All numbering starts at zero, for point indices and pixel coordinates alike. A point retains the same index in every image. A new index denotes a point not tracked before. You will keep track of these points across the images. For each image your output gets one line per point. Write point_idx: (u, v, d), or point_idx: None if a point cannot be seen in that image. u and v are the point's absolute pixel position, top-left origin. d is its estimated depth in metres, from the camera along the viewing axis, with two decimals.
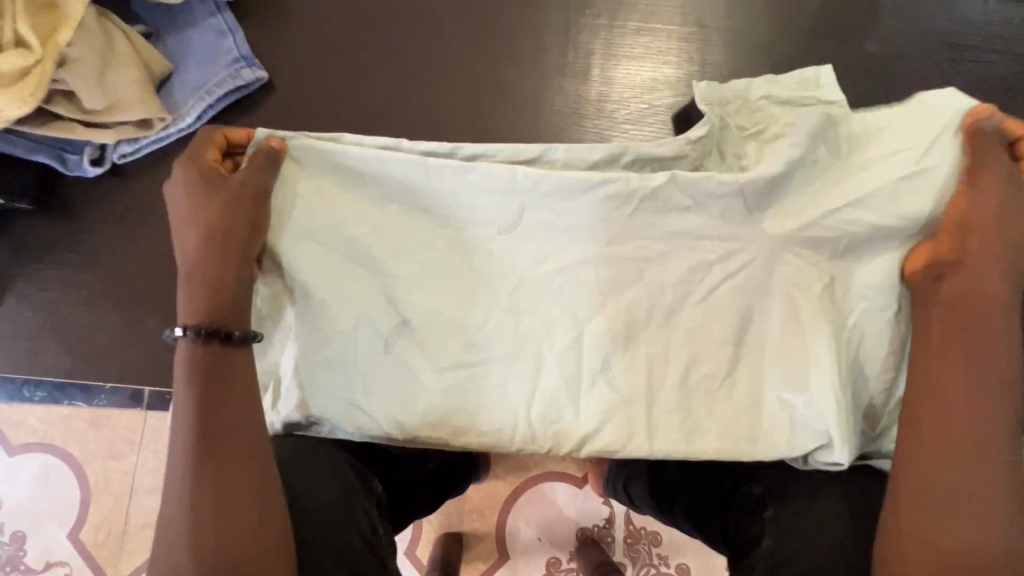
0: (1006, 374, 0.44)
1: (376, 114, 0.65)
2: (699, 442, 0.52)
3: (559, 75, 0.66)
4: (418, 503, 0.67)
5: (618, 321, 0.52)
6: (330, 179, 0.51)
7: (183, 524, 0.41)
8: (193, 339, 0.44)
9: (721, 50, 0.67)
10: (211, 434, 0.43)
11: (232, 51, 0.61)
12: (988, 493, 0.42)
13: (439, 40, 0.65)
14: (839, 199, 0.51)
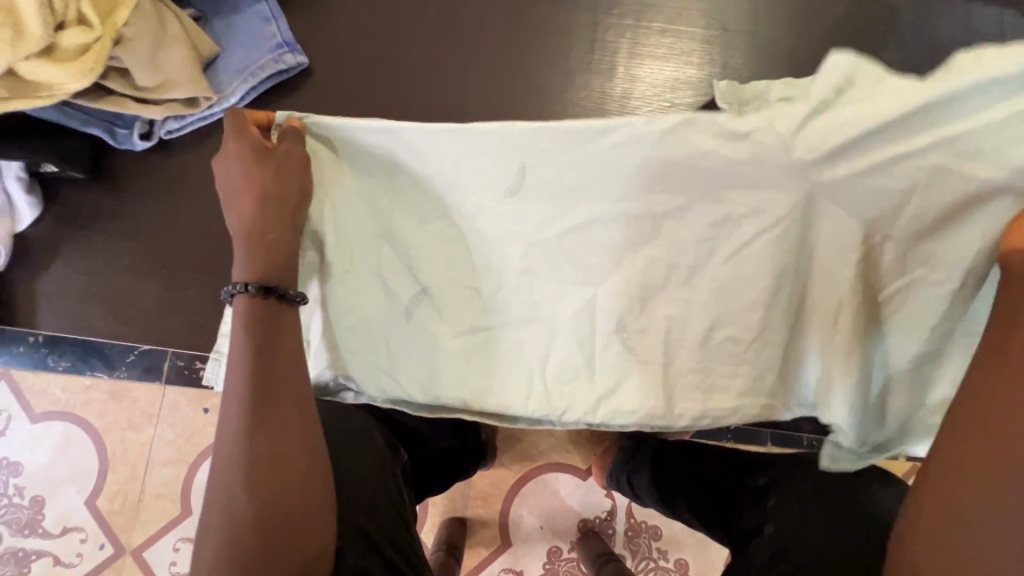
0: None
1: (409, 102, 0.68)
2: (717, 399, 0.55)
3: (585, 73, 0.69)
4: (434, 482, 0.72)
5: (634, 281, 0.54)
6: (348, 154, 0.54)
7: (241, 464, 0.44)
8: (248, 294, 0.47)
9: (742, 54, 0.70)
10: (262, 383, 0.46)
11: (275, 36, 0.65)
12: (1018, 518, 0.38)
13: (472, 33, 0.68)
14: (908, 146, 0.49)
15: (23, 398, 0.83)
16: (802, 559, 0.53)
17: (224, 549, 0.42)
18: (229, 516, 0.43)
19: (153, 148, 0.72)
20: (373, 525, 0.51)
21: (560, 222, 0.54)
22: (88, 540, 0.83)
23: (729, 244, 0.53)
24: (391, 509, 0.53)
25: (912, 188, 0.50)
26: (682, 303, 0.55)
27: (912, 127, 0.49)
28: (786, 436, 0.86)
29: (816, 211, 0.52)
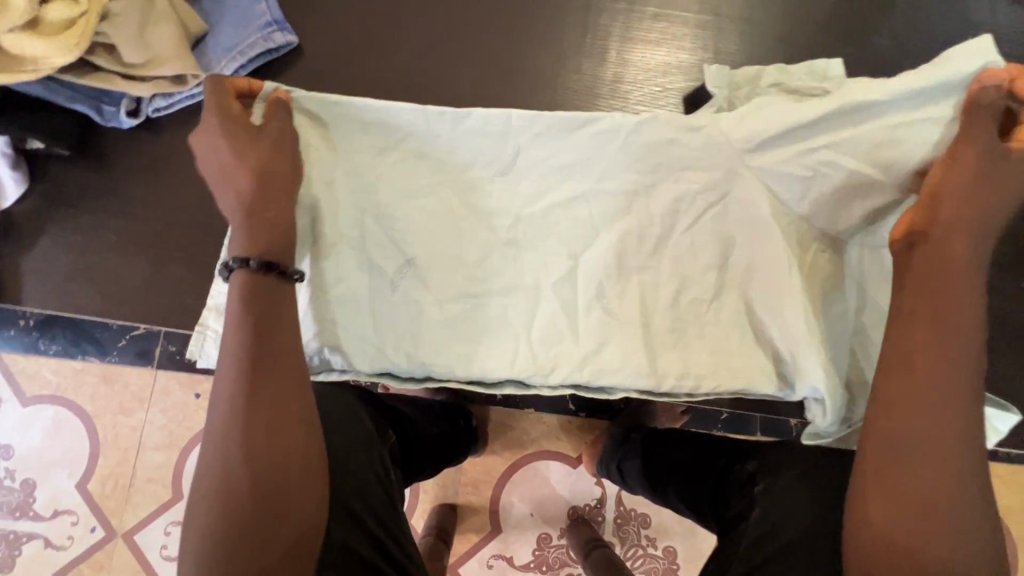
0: (966, 329, 0.45)
1: (399, 83, 0.67)
2: (694, 358, 0.56)
3: (577, 57, 0.68)
4: (422, 467, 0.73)
5: (610, 250, 0.57)
6: (344, 123, 0.55)
7: (238, 434, 0.44)
8: (245, 269, 0.47)
9: (735, 41, 0.69)
10: (261, 357, 0.46)
11: (265, 14, 0.64)
12: (940, 456, 0.43)
13: (464, 14, 0.68)
14: (824, 139, 0.53)
15: (14, 381, 0.83)
16: (782, 546, 0.53)
17: (220, 519, 0.43)
18: (226, 487, 0.43)
19: (143, 129, 0.72)
20: (365, 511, 0.51)
21: (544, 197, 0.57)
22: (79, 523, 0.83)
23: (696, 211, 0.56)
24: (377, 487, 0.53)
25: (834, 174, 0.54)
26: (657, 278, 0.57)
27: (829, 124, 0.53)
28: (775, 423, 0.88)
29: (769, 193, 0.55)
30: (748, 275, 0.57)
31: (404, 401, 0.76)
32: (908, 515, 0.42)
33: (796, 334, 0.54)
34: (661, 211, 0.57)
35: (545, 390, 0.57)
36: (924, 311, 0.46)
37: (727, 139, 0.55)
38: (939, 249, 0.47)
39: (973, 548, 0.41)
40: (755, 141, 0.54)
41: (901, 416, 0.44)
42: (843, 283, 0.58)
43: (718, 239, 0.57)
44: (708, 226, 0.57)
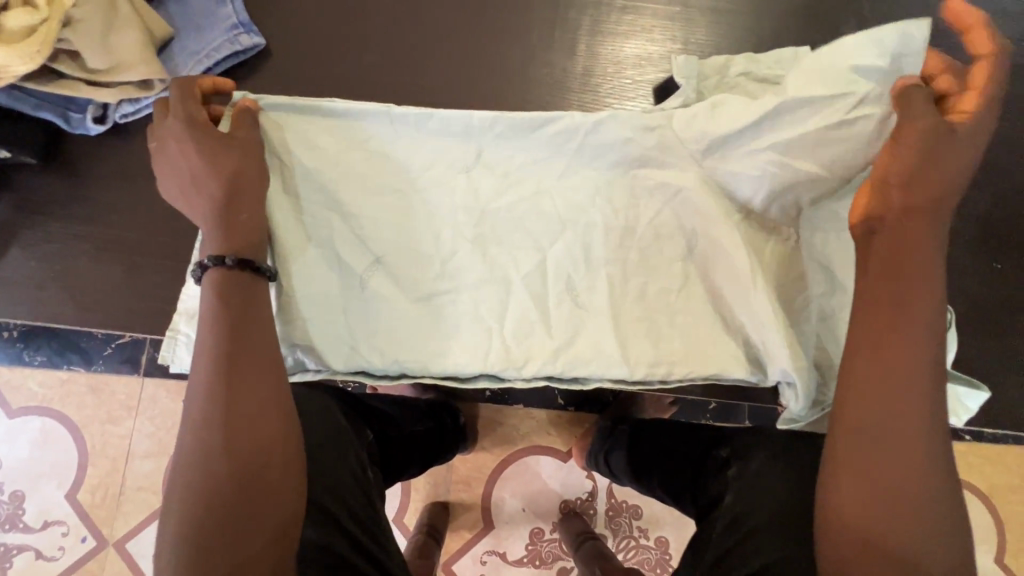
0: (929, 304, 0.46)
1: (369, 82, 0.67)
2: (665, 350, 0.58)
3: (547, 52, 0.68)
4: (410, 463, 0.75)
5: (576, 244, 0.60)
6: (311, 130, 0.58)
7: (215, 430, 0.44)
8: (223, 267, 0.47)
9: (703, 33, 0.70)
10: (239, 351, 0.46)
11: (231, 17, 0.64)
12: (907, 432, 0.44)
13: (433, 12, 0.68)
14: (770, 138, 0.56)
15: None
16: (755, 525, 0.56)
17: (197, 516, 0.42)
18: (203, 483, 0.43)
19: (116, 134, 0.71)
20: (344, 509, 0.52)
21: (509, 193, 0.60)
22: (69, 534, 0.83)
23: (665, 197, 0.60)
24: (351, 485, 0.54)
25: (778, 161, 0.56)
26: (625, 270, 0.59)
27: (771, 122, 0.56)
28: (763, 410, 0.89)
29: (716, 187, 0.59)
30: (715, 263, 0.58)
31: (385, 400, 0.77)
32: (877, 493, 0.43)
33: (761, 321, 0.56)
34: (621, 204, 0.60)
35: (518, 382, 0.58)
36: (888, 289, 0.46)
37: (681, 142, 0.59)
38: (899, 231, 0.47)
39: (945, 521, 0.42)
40: (705, 139, 0.58)
41: (875, 393, 0.45)
42: (808, 271, 0.59)
43: (684, 230, 0.60)
44: (674, 218, 0.60)
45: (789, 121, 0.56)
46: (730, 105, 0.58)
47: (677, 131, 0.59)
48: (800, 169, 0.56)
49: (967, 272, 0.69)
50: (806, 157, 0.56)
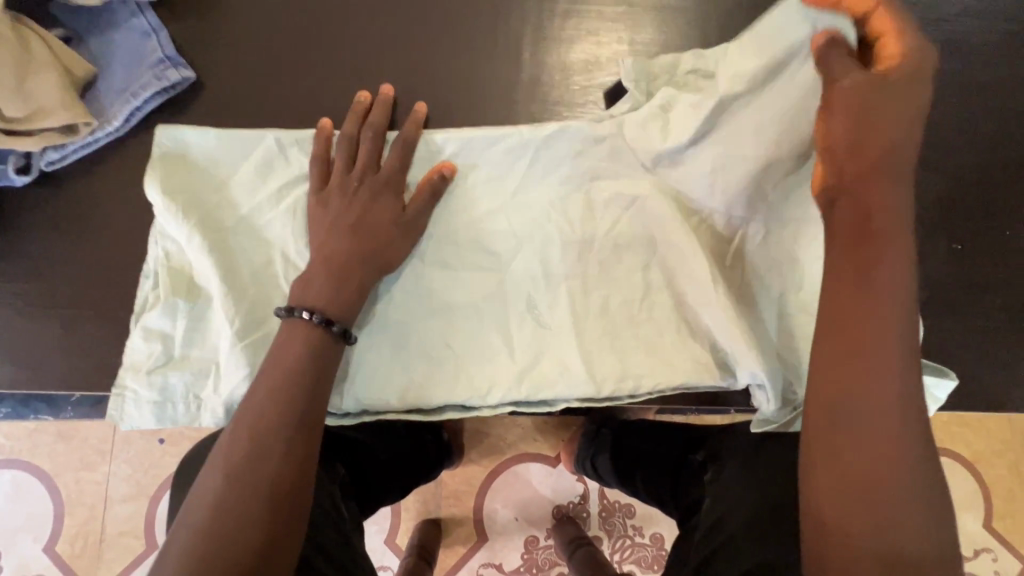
0: (899, 285, 0.45)
1: (308, 106, 0.64)
2: (631, 362, 0.57)
3: (490, 63, 0.66)
4: (391, 489, 0.75)
5: (534, 261, 0.59)
6: (249, 166, 0.58)
7: (237, 482, 0.45)
8: (324, 329, 0.51)
9: (650, 32, 0.68)
10: (293, 417, 0.48)
11: (157, 52, 0.61)
12: (878, 425, 0.43)
13: (369, 29, 0.65)
14: (719, 135, 0.55)
15: None
16: (734, 527, 0.56)
17: (180, 568, 0.42)
18: (203, 534, 0.44)
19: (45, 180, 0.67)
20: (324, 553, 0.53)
21: (464, 215, 0.58)
22: None
23: (622, 207, 0.59)
24: (325, 526, 0.55)
25: (727, 159, 0.56)
26: (584, 285, 0.58)
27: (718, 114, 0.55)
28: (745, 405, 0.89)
29: (671, 190, 0.58)
30: (676, 269, 0.58)
31: (362, 427, 0.75)
32: (853, 491, 0.43)
33: (726, 326, 0.55)
34: (578, 217, 0.59)
35: (485, 410, 0.58)
36: (853, 274, 0.46)
37: (630, 149, 0.58)
38: (861, 199, 0.47)
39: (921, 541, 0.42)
40: (653, 142, 0.57)
41: (868, 398, 0.43)
42: (772, 271, 0.58)
43: (644, 239, 0.59)
44: (634, 225, 0.59)
45: (735, 120, 0.55)
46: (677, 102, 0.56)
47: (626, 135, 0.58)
48: (749, 169, 0.55)
49: (944, 258, 0.65)
50: (756, 153, 0.55)
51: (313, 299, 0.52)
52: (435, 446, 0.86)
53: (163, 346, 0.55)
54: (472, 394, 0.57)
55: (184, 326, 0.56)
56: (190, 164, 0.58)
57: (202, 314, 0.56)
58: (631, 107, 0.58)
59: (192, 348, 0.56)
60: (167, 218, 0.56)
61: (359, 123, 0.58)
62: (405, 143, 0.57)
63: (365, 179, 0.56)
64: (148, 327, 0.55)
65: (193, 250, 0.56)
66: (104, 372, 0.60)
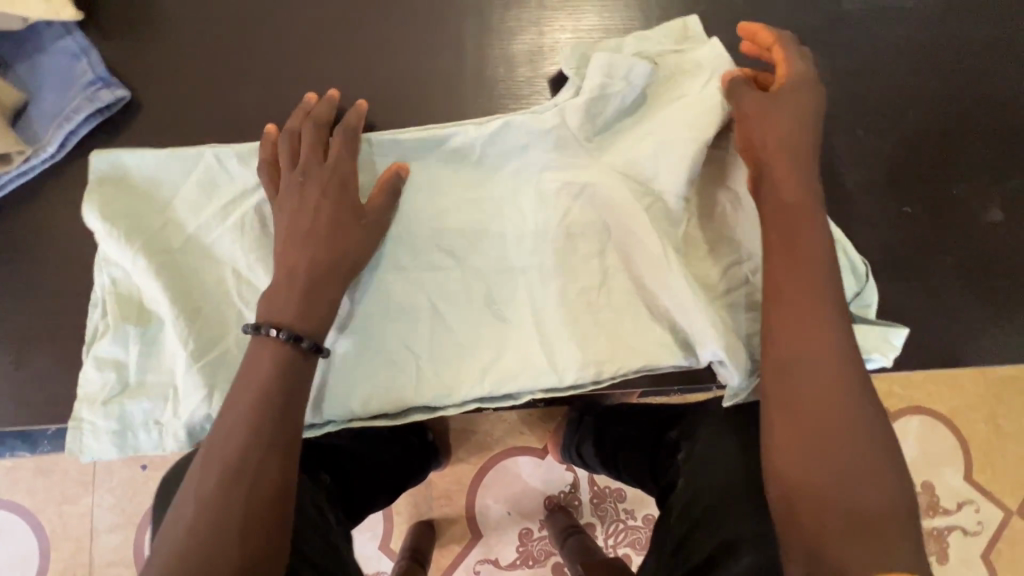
0: (819, 248, 0.50)
1: (251, 117, 0.63)
2: (593, 349, 0.58)
3: (434, 60, 0.66)
4: (378, 495, 0.75)
5: (489, 256, 0.59)
6: (193, 185, 0.58)
7: (213, 502, 0.45)
8: (294, 345, 0.49)
9: (592, 18, 0.68)
10: (269, 431, 0.47)
11: (87, 72, 0.59)
12: (832, 381, 0.46)
13: (306, 36, 0.64)
14: (648, 121, 0.61)
15: None
16: (708, 503, 0.57)
17: None
18: (180, 556, 0.43)
19: None
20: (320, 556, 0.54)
21: (417, 213, 0.58)
22: None
23: (572, 195, 0.60)
24: (312, 530, 0.56)
25: (672, 148, 0.59)
26: (542, 276, 0.59)
27: (640, 106, 0.61)
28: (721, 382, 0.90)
29: (620, 175, 0.60)
30: (632, 252, 0.59)
31: (344, 433, 0.75)
32: (817, 450, 0.44)
33: (686, 304, 0.56)
34: (531, 208, 0.60)
35: (451, 409, 0.58)
36: (782, 243, 0.50)
37: (575, 138, 0.60)
38: (777, 179, 0.52)
39: (884, 504, 0.43)
40: (596, 130, 0.60)
41: (812, 364, 0.46)
42: (722, 248, 0.60)
43: (597, 226, 0.60)
44: (585, 212, 0.60)
45: (673, 119, 0.60)
46: (622, 97, 0.60)
47: (573, 125, 0.60)
48: (688, 148, 0.58)
49: (895, 224, 0.66)
50: (698, 139, 0.58)
51: (262, 315, 0.51)
52: (419, 447, 0.86)
53: (117, 374, 0.54)
54: (435, 394, 0.57)
55: (137, 352, 0.55)
56: (131, 187, 0.57)
57: (154, 338, 0.55)
58: (584, 96, 0.59)
59: (148, 373, 0.55)
60: (109, 243, 0.55)
61: (303, 118, 0.56)
62: (350, 133, 0.56)
63: (318, 176, 0.54)
64: (100, 357, 0.54)
65: (139, 273, 0.55)
66: (63, 405, 0.59)
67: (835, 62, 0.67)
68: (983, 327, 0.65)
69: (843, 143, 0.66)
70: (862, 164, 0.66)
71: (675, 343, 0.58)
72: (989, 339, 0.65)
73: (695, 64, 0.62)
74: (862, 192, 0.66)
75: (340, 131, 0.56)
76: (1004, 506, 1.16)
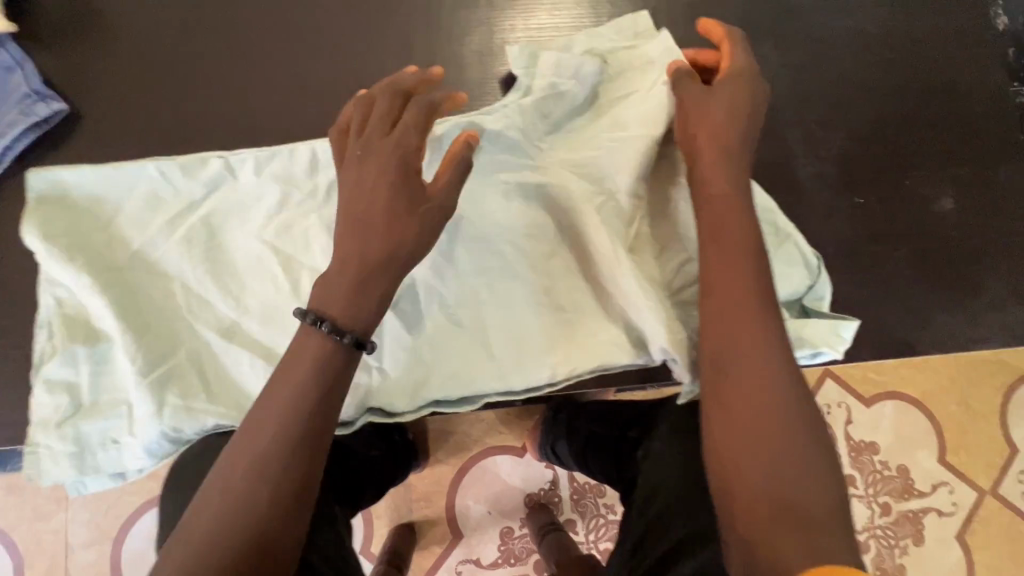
0: (749, 243, 0.50)
1: (196, 126, 0.62)
2: (547, 350, 0.57)
3: (382, 61, 0.65)
4: (370, 489, 0.76)
5: (442, 260, 0.58)
6: (137, 199, 0.57)
7: (234, 498, 0.44)
8: (334, 340, 0.46)
9: (543, 15, 0.67)
10: (301, 434, 0.45)
11: (23, 86, 0.59)
12: (765, 376, 0.46)
13: (250, 42, 0.63)
14: (599, 118, 0.61)
15: None
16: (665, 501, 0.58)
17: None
18: (199, 549, 0.43)
19: None
20: (316, 556, 0.55)
21: None
22: None
23: (524, 195, 0.60)
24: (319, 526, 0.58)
25: (618, 149, 0.59)
26: (487, 280, 0.59)
27: (591, 103, 0.62)
28: None
29: (571, 173, 0.59)
30: (585, 251, 0.59)
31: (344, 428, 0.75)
32: (753, 447, 0.45)
33: (637, 300, 0.56)
34: (483, 209, 0.59)
35: (408, 416, 0.57)
36: (711, 240, 0.51)
37: (526, 137, 0.60)
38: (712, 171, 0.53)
39: (818, 496, 0.43)
40: (547, 130, 0.61)
41: (745, 359, 0.47)
42: (673, 243, 0.60)
43: (550, 226, 0.60)
44: (538, 212, 0.60)
45: (620, 121, 0.60)
46: (567, 99, 0.60)
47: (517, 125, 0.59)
48: (635, 144, 0.59)
49: (848, 215, 0.66)
50: (641, 139, 0.59)
51: None
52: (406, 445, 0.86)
53: (70, 398, 0.53)
54: (388, 402, 0.56)
55: (88, 372, 0.54)
56: (73, 205, 0.56)
57: (104, 357, 0.54)
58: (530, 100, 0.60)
59: (101, 394, 0.54)
60: (51, 263, 0.54)
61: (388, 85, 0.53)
62: (429, 104, 0.51)
63: (387, 148, 0.50)
64: (50, 380, 0.53)
65: (85, 292, 0.54)
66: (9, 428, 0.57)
67: (786, 55, 0.67)
68: (935, 316, 0.66)
69: (795, 135, 0.67)
70: (815, 156, 0.67)
71: (628, 341, 0.58)
72: (941, 327, 0.66)
73: (643, 59, 0.62)
74: (814, 184, 0.66)
75: (426, 101, 0.52)
76: (979, 487, 1.17)
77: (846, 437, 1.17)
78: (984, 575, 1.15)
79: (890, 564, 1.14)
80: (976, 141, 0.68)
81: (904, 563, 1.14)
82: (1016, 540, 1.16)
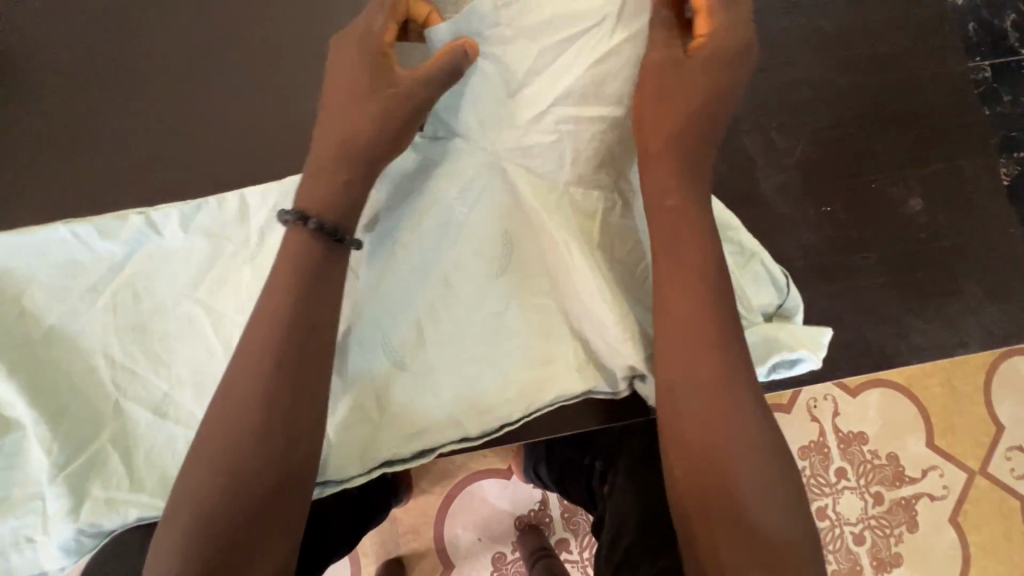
0: (704, 260, 0.47)
1: (112, 182, 0.58)
2: (506, 384, 0.54)
3: (311, 96, 0.61)
4: (342, 539, 0.73)
5: (386, 295, 0.54)
6: (48, 268, 0.52)
7: (240, 407, 0.42)
8: (304, 224, 0.46)
9: None
10: (298, 333, 0.44)
11: None
12: (724, 406, 0.43)
13: (164, 88, 0.60)
14: (550, 97, 0.53)
15: None
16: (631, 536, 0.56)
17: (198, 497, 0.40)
18: (217, 462, 0.41)
19: None
20: None
21: None
22: None
23: (468, 215, 0.56)
24: None
25: (570, 142, 0.54)
26: (434, 310, 0.54)
27: (537, 80, 0.53)
28: None
29: (518, 183, 0.56)
30: (540, 271, 0.56)
31: None
32: (722, 485, 0.41)
33: (601, 314, 0.53)
34: (425, 237, 0.55)
35: (359, 479, 0.52)
36: (665, 256, 0.47)
37: (466, 158, 0.56)
38: (666, 176, 0.49)
39: (790, 528, 0.41)
40: (490, 136, 0.56)
41: (699, 393, 0.43)
42: (630, 257, 0.56)
43: (501, 240, 0.56)
44: (486, 232, 0.56)
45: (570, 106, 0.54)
46: (517, 92, 0.54)
47: (465, 138, 0.57)
48: (585, 140, 0.54)
49: (812, 222, 0.64)
50: (590, 140, 0.55)
51: None
52: (384, 485, 0.83)
53: None
54: (338, 465, 0.51)
55: None
56: None
57: (16, 448, 0.49)
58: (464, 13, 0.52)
59: (12, 489, 0.49)
60: None
61: None
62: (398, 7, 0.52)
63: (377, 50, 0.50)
64: None
65: None
66: None
67: None
68: (908, 321, 0.64)
69: (751, 144, 0.64)
70: (773, 163, 0.64)
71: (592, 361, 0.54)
72: (915, 331, 0.64)
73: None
74: (775, 194, 0.64)
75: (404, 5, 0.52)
76: (969, 469, 1.16)
77: (834, 430, 1.15)
78: (981, 557, 1.13)
79: (887, 554, 1.12)
80: (940, 135, 0.66)
81: (901, 552, 1.12)
82: (1009, 519, 1.15)
